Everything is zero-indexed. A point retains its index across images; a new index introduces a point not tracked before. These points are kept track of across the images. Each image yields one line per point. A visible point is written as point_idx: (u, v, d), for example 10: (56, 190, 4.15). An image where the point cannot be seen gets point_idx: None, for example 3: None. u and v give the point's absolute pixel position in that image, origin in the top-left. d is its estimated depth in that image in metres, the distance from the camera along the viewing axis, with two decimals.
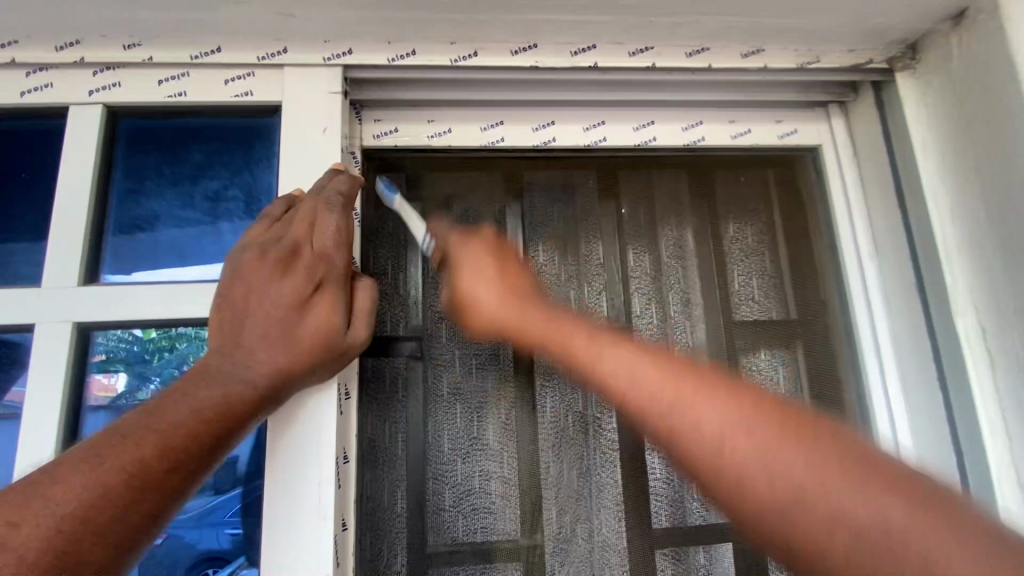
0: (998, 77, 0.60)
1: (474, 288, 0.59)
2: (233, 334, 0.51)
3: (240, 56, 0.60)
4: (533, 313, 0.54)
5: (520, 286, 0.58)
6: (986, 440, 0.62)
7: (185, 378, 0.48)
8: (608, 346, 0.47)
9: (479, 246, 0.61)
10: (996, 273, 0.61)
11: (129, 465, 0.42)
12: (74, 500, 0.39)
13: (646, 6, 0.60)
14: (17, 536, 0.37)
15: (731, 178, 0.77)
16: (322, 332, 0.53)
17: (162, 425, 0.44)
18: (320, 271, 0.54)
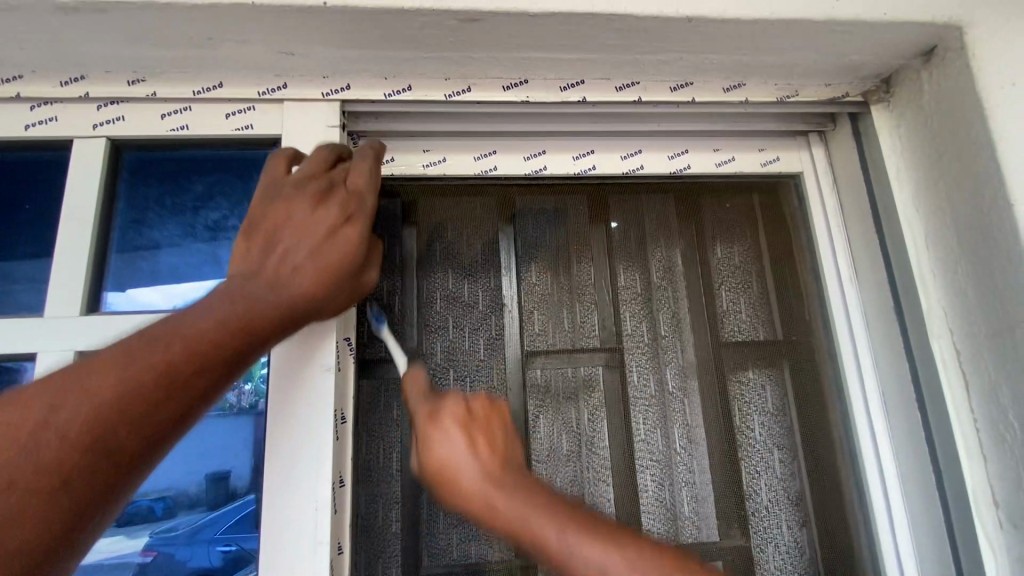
0: (966, 112, 0.63)
1: (448, 460, 0.50)
2: (259, 262, 0.51)
3: (242, 92, 0.62)
4: (503, 507, 0.46)
5: (501, 458, 0.51)
6: (963, 460, 0.63)
7: (215, 293, 0.47)
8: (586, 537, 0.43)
9: (451, 417, 0.54)
10: (970, 298, 0.64)
11: (159, 361, 0.40)
12: (103, 393, 0.38)
13: (631, 45, 0.62)
14: (60, 415, 0.37)
15: (717, 204, 0.80)
16: (351, 260, 0.55)
17: (190, 332, 0.42)
18: (352, 206, 0.57)
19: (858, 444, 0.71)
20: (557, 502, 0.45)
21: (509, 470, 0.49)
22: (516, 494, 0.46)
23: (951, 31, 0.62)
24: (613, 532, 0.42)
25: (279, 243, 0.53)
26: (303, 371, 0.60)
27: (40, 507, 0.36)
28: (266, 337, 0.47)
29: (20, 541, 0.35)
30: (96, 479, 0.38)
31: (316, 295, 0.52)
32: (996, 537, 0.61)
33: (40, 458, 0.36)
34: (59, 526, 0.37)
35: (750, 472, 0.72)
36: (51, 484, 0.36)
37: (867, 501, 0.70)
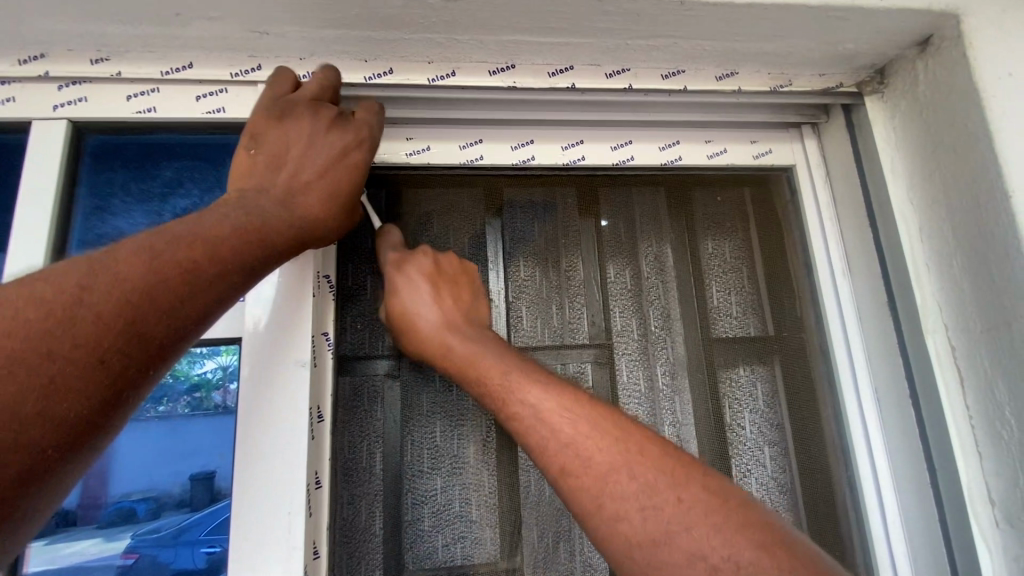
0: (961, 101, 0.61)
1: (413, 300, 0.63)
2: (270, 178, 0.53)
3: (213, 73, 0.59)
4: (456, 345, 0.59)
5: (459, 308, 0.64)
6: (959, 459, 0.62)
7: (224, 202, 0.48)
8: (526, 381, 0.54)
9: (416, 270, 0.64)
10: (964, 291, 0.62)
11: (183, 259, 0.41)
12: (135, 277, 0.38)
13: (623, 29, 0.60)
14: (92, 298, 0.37)
15: (709, 197, 0.78)
16: (358, 185, 0.57)
17: (212, 233, 0.44)
18: (363, 135, 0.58)
19: (851, 442, 0.70)
20: (499, 354, 0.58)
21: (463, 319, 0.63)
22: (462, 338, 0.60)
23: (947, 19, 0.61)
24: (534, 375, 0.54)
25: (289, 163, 0.54)
26: (276, 366, 0.57)
27: (79, 378, 0.35)
28: (281, 247, 0.49)
29: (63, 411, 0.35)
30: (130, 360, 0.37)
31: (325, 217, 0.54)
32: (993, 535, 0.60)
33: (77, 334, 0.36)
34: (96, 403, 0.36)
35: (741, 471, 0.70)
36: (88, 360, 0.36)
37: (862, 501, 0.68)
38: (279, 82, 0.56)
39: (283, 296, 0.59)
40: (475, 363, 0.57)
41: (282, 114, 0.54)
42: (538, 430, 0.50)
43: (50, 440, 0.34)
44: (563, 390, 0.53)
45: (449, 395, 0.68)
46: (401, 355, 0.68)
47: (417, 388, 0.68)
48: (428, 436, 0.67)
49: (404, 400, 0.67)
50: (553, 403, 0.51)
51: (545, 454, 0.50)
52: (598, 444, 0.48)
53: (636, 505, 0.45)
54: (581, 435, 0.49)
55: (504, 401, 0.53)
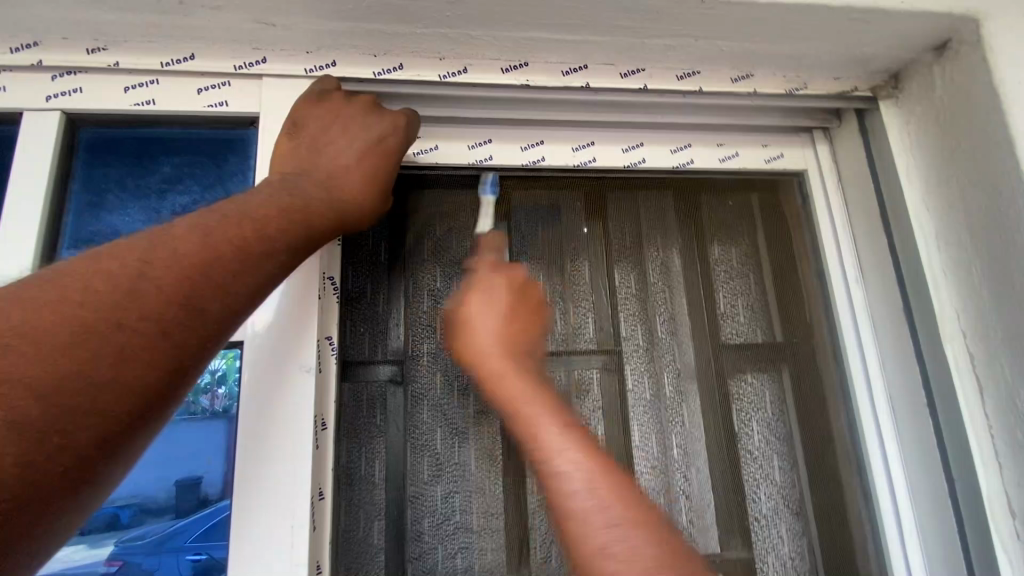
0: (981, 106, 0.61)
1: (478, 317, 0.58)
2: (310, 159, 0.52)
3: (216, 65, 0.56)
4: (511, 377, 0.52)
5: (527, 337, 0.58)
6: (979, 469, 0.61)
7: (266, 184, 0.48)
8: (565, 437, 0.46)
9: (501, 279, 0.61)
10: (984, 298, 0.61)
11: (234, 237, 0.42)
12: (191, 255, 0.40)
13: (640, 27, 0.59)
14: (153, 271, 0.38)
15: (718, 202, 0.77)
16: (395, 170, 0.56)
17: (257, 214, 0.44)
18: (398, 122, 0.56)
19: (866, 451, 0.68)
20: (546, 396, 0.51)
21: (519, 349, 0.56)
22: (518, 373, 0.53)
23: (966, 23, 0.61)
24: (586, 440, 0.47)
25: (326, 145, 0.53)
26: (283, 369, 0.54)
27: (146, 349, 0.36)
28: (322, 228, 0.48)
29: (131, 378, 0.36)
30: (188, 332, 0.38)
31: (360, 200, 0.52)
32: (1013, 548, 0.59)
33: (140, 306, 0.37)
34: (162, 373, 0.37)
35: (749, 482, 0.68)
36: (153, 330, 0.37)
37: (876, 511, 0.67)
38: (325, 81, 0.57)
39: (293, 295, 0.57)
40: (524, 400, 0.50)
41: (320, 100, 0.55)
42: (578, 492, 0.43)
43: (123, 406, 0.35)
44: (592, 445, 0.46)
45: (453, 401, 0.66)
46: (404, 361, 0.66)
47: (419, 395, 0.65)
48: (430, 444, 0.65)
49: (407, 407, 0.65)
50: (597, 470, 0.44)
51: (578, 522, 0.42)
52: (624, 504, 0.42)
53: (616, 537, 0.40)
54: (604, 503, 0.42)
55: (546, 456, 0.46)
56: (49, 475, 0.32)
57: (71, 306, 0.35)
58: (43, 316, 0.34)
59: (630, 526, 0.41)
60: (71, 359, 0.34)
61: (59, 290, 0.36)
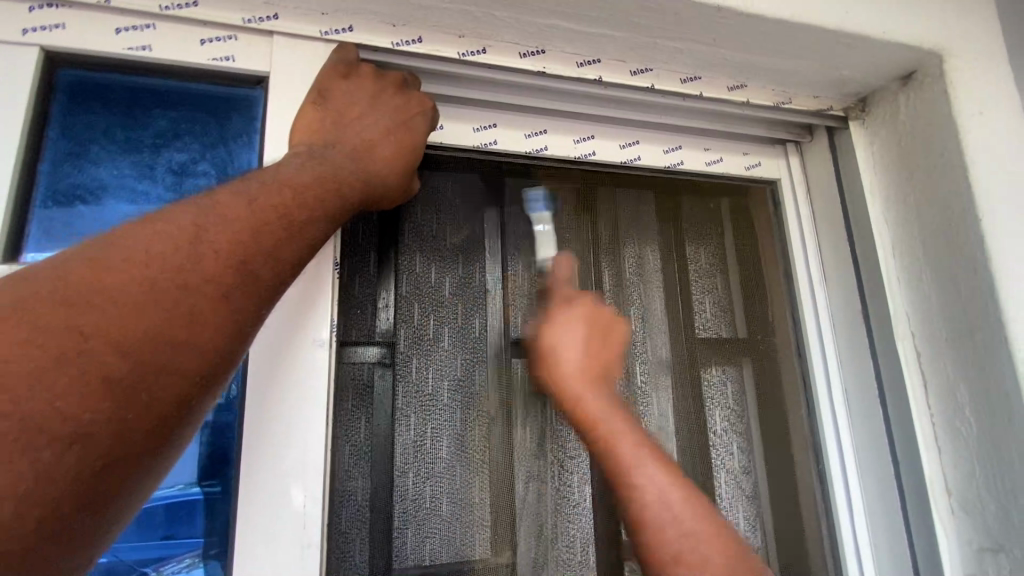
0: (942, 132, 0.68)
1: (560, 338, 0.63)
2: (337, 132, 0.49)
3: (222, 16, 0.52)
4: (590, 402, 0.58)
5: (602, 359, 0.63)
6: (922, 453, 0.69)
7: (295, 153, 0.46)
8: (650, 462, 0.54)
9: (574, 309, 0.65)
10: (931, 300, 0.69)
11: (276, 206, 0.40)
12: (244, 219, 0.38)
13: (658, 28, 0.61)
14: (210, 235, 0.37)
15: (698, 204, 0.81)
16: (421, 148, 0.54)
17: (296, 182, 0.42)
18: (420, 100, 0.55)
19: (822, 436, 0.75)
20: (630, 422, 0.57)
21: (600, 374, 0.61)
22: (602, 398, 0.58)
23: (933, 58, 0.68)
24: (663, 458, 0.55)
25: (350, 120, 0.50)
26: (285, 349, 0.52)
27: (211, 312, 0.35)
28: (353, 199, 0.46)
29: (203, 340, 0.35)
30: (248, 298, 0.37)
31: (386, 175, 0.50)
32: (949, 519, 0.67)
33: (203, 269, 0.35)
34: (227, 335, 0.36)
35: (716, 466, 0.73)
36: (215, 294, 0.36)
37: (830, 490, 0.74)
38: (344, 50, 0.54)
39: (300, 275, 0.53)
40: (608, 423, 0.56)
41: (348, 73, 0.53)
42: (659, 511, 0.51)
43: (193, 368, 0.35)
44: (677, 471, 0.54)
45: (443, 384, 0.66)
46: (395, 345, 0.64)
47: (408, 380, 0.64)
48: (419, 430, 0.64)
49: (393, 393, 0.63)
50: (671, 488, 0.52)
51: (656, 537, 0.50)
52: (695, 522, 0.51)
53: (687, 547, 0.49)
54: (687, 516, 0.51)
55: (624, 471, 0.53)
56: (135, 434, 0.32)
57: (137, 267, 0.34)
58: (111, 274, 0.33)
59: (704, 539, 0.50)
60: (145, 321, 0.33)
61: (118, 251, 0.34)
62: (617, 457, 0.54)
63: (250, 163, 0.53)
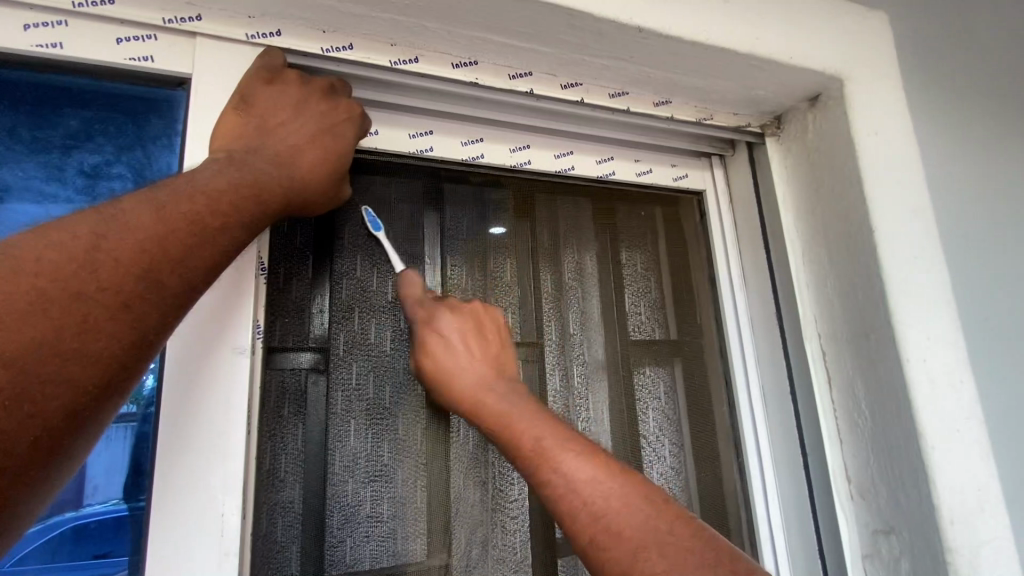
0: (842, 150, 0.74)
1: (450, 355, 0.61)
2: (260, 139, 0.49)
3: (141, 15, 0.51)
4: (494, 407, 0.58)
5: (489, 360, 0.62)
6: (827, 447, 0.74)
7: (213, 161, 0.45)
8: (560, 451, 0.54)
9: (456, 318, 0.63)
10: (834, 304, 0.75)
11: (186, 214, 0.40)
12: (148, 228, 0.38)
13: (583, 45, 0.63)
14: (109, 243, 0.37)
15: (630, 211, 0.85)
16: (349, 155, 0.55)
17: (210, 190, 0.42)
18: (347, 108, 0.55)
19: (741, 431, 0.80)
20: (532, 414, 0.57)
21: (495, 373, 0.62)
22: (500, 400, 0.58)
23: (834, 82, 0.74)
24: (565, 443, 0.54)
25: (276, 126, 0.51)
26: (203, 356, 0.51)
27: (108, 321, 0.35)
28: (271, 206, 0.46)
29: (98, 349, 0.35)
30: (150, 307, 0.38)
31: (310, 181, 0.50)
32: (849, 506, 0.72)
33: (99, 278, 0.35)
34: (126, 342, 0.36)
35: (647, 464, 0.76)
36: (114, 304, 0.36)
37: (748, 482, 0.78)
38: (272, 58, 0.55)
39: (220, 281, 0.53)
40: (511, 423, 0.56)
41: (273, 79, 0.53)
42: (572, 496, 0.52)
43: (88, 376, 0.35)
44: (586, 447, 0.55)
45: (379, 388, 0.66)
46: (329, 349, 0.64)
47: (341, 385, 0.64)
48: (353, 437, 0.64)
49: (327, 398, 0.63)
50: (582, 472, 0.53)
51: (570, 519, 0.51)
52: (609, 499, 0.51)
53: (600, 529, 0.50)
54: (600, 497, 0.51)
55: (544, 465, 0.53)
56: (22, 445, 0.32)
57: (25, 274, 0.33)
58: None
59: (620, 512, 0.50)
60: (34, 329, 0.33)
61: (8, 260, 0.33)
62: (528, 458, 0.54)
63: (170, 167, 0.52)
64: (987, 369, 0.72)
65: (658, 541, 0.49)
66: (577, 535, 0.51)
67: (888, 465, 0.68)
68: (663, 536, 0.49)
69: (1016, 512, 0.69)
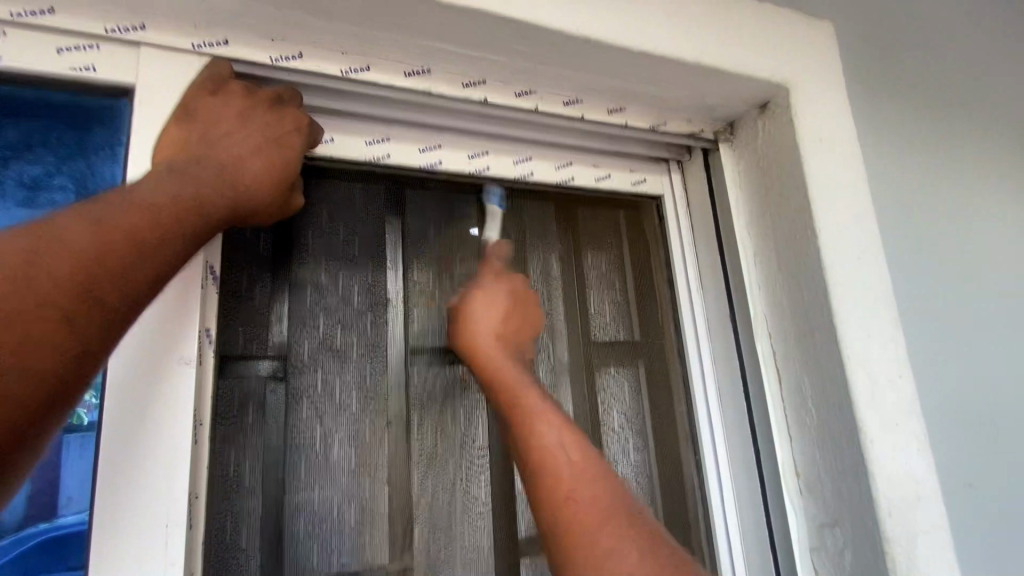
0: (787, 153, 0.77)
1: (479, 315, 0.70)
2: (202, 150, 0.49)
3: (83, 24, 0.51)
4: (504, 365, 0.66)
5: (513, 333, 0.71)
6: (776, 443, 0.77)
7: (152, 173, 0.45)
8: (552, 418, 0.61)
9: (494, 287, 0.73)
10: (781, 306, 0.78)
11: (125, 229, 0.40)
12: (84, 244, 0.38)
13: (534, 54, 0.65)
14: (45, 261, 0.37)
15: (592, 215, 0.86)
16: (298, 165, 0.55)
17: (149, 203, 0.42)
18: (294, 119, 0.56)
19: (698, 430, 0.82)
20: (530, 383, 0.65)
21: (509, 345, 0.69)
22: (510, 364, 0.67)
23: (781, 90, 0.77)
24: (557, 410, 0.62)
25: (219, 136, 0.51)
26: (148, 366, 0.51)
27: (47, 338, 0.36)
28: (215, 217, 0.47)
29: (37, 367, 0.36)
30: (91, 322, 0.38)
31: (257, 193, 0.51)
32: (798, 501, 0.75)
33: (37, 296, 0.36)
34: (70, 359, 0.37)
35: (611, 462, 0.78)
36: (52, 321, 0.36)
37: (703, 479, 0.80)
38: (216, 67, 0.54)
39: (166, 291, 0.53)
40: (518, 382, 0.64)
41: (216, 91, 0.53)
42: (553, 451, 0.58)
43: (32, 395, 0.35)
44: (572, 426, 0.62)
45: (340, 397, 0.66)
46: (288, 356, 0.64)
47: (303, 392, 0.64)
48: (315, 440, 0.64)
49: (288, 405, 0.63)
50: (567, 435, 0.60)
51: (551, 470, 0.57)
52: (589, 471, 0.57)
53: (577, 487, 0.56)
54: (581, 464, 0.58)
55: (527, 423, 0.60)
56: None
57: None
58: None
59: (597, 487, 0.56)
60: None
61: None
62: (522, 413, 0.61)
63: (113, 178, 0.52)
64: (926, 367, 0.76)
65: (618, 534, 0.53)
66: (554, 487, 0.56)
67: (832, 459, 0.71)
68: (620, 537, 0.53)
69: (953, 501, 0.72)
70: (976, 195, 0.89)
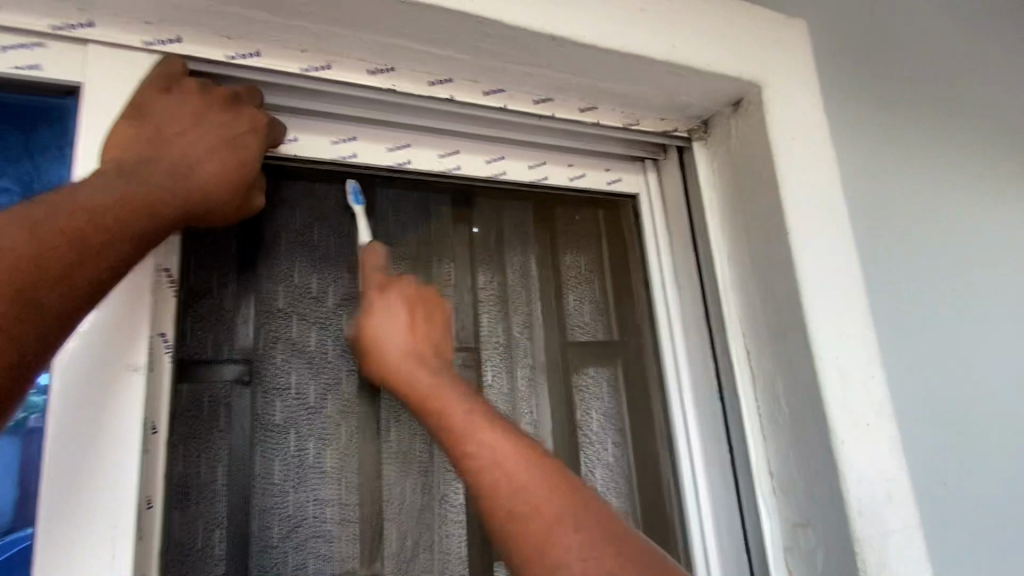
0: (759, 150, 0.77)
1: (385, 329, 0.63)
2: (153, 150, 0.48)
3: (27, 21, 0.50)
4: (421, 377, 0.59)
5: (427, 339, 0.64)
6: (749, 443, 0.76)
7: (97, 173, 0.44)
8: (477, 424, 0.55)
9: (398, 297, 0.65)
10: (755, 305, 0.77)
11: (67, 231, 0.39)
12: (22, 246, 0.37)
13: (500, 51, 0.64)
14: None
15: (568, 216, 0.85)
16: (256, 166, 0.54)
17: (92, 204, 0.41)
18: (251, 120, 0.55)
19: (674, 429, 0.81)
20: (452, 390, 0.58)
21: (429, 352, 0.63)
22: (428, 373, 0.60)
23: (753, 87, 0.76)
24: (494, 419, 0.56)
25: (172, 136, 0.49)
26: (98, 372, 0.50)
27: None
28: (164, 218, 0.45)
29: None
30: (31, 327, 0.37)
31: (212, 194, 0.49)
32: (771, 500, 0.74)
33: None
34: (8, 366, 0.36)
35: (588, 462, 0.77)
36: None
37: (679, 479, 0.80)
38: (170, 64, 0.53)
39: (116, 296, 0.51)
40: (434, 395, 0.58)
41: (170, 90, 0.52)
42: (491, 473, 0.52)
43: None
44: (500, 423, 0.56)
45: (305, 401, 0.64)
46: (253, 359, 0.63)
47: (270, 394, 0.63)
48: (282, 444, 0.62)
49: (253, 408, 0.62)
50: (506, 448, 0.54)
51: (487, 488, 0.52)
52: (524, 473, 0.52)
53: (516, 497, 0.51)
54: (515, 468, 0.52)
55: (456, 439, 0.55)
56: None
57: None
58: None
59: (533, 491, 0.51)
60: None
61: None
62: (448, 429, 0.56)
63: (59, 178, 0.51)
64: (899, 366, 0.75)
65: (567, 533, 0.49)
66: (495, 513, 0.51)
67: (805, 457, 0.70)
68: (568, 535, 0.49)
69: (927, 498, 0.72)
70: (950, 191, 0.89)
